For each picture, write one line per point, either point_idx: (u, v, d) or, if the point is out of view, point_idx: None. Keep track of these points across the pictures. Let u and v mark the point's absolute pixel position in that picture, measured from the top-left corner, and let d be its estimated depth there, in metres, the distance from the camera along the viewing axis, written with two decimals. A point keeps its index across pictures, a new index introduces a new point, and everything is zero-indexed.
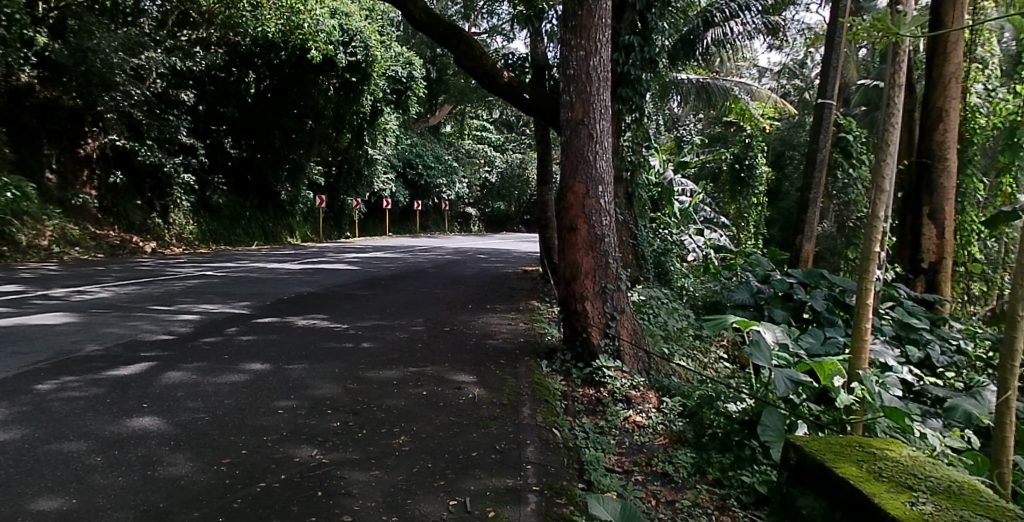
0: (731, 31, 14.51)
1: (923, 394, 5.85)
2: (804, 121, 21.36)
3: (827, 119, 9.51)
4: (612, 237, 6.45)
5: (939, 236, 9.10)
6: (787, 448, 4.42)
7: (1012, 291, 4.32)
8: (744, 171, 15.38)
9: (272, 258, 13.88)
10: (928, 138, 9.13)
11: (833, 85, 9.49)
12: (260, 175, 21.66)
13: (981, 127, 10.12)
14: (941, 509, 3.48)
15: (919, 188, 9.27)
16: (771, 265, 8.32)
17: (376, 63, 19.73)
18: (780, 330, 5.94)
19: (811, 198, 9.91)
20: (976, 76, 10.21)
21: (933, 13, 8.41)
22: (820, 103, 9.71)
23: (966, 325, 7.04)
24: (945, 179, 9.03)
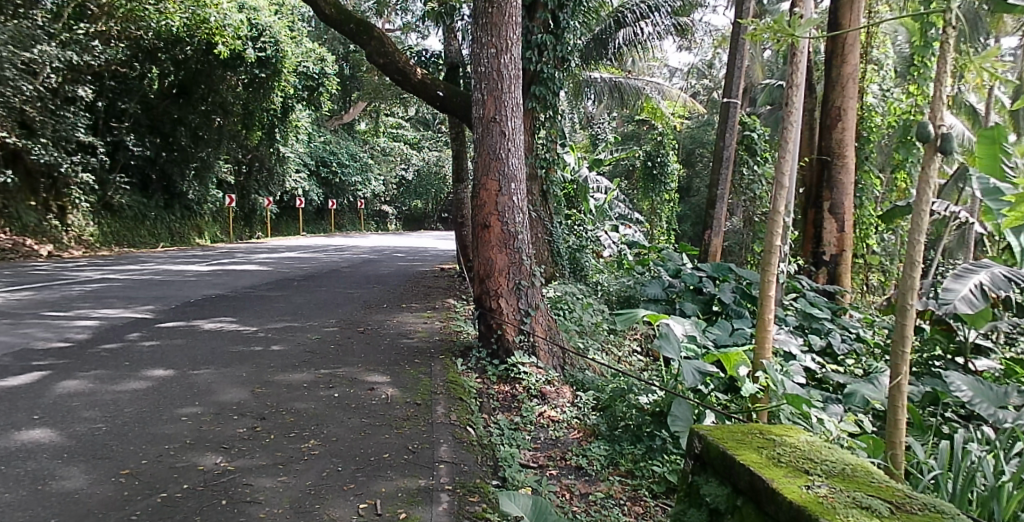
0: (642, 31, 14.85)
1: (825, 380, 6.05)
2: (714, 120, 22.22)
3: (732, 119, 9.75)
4: (526, 235, 6.48)
5: (839, 229, 9.47)
6: (692, 437, 4.63)
7: (900, 281, 4.52)
8: (656, 168, 15.53)
9: (180, 260, 13.36)
10: (827, 135, 9.46)
11: (737, 85, 9.73)
12: (166, 174, 20.82)
13: (877, 125, 10.35)
14: (835, 492, 3.76)
15: (820, 184, 9.61)
16: (683, 260, 8.53)
17: (287, 59, 19.16)
18: (688, 322, 6.04)
19: (718, 194, 10.18)
20: (871, 77, 10.63)
21: (831, 15, 8.70)
22: (725, 103, 9.86)
23: (864, 314, 7.34)
24: (844, 176, 9.39)
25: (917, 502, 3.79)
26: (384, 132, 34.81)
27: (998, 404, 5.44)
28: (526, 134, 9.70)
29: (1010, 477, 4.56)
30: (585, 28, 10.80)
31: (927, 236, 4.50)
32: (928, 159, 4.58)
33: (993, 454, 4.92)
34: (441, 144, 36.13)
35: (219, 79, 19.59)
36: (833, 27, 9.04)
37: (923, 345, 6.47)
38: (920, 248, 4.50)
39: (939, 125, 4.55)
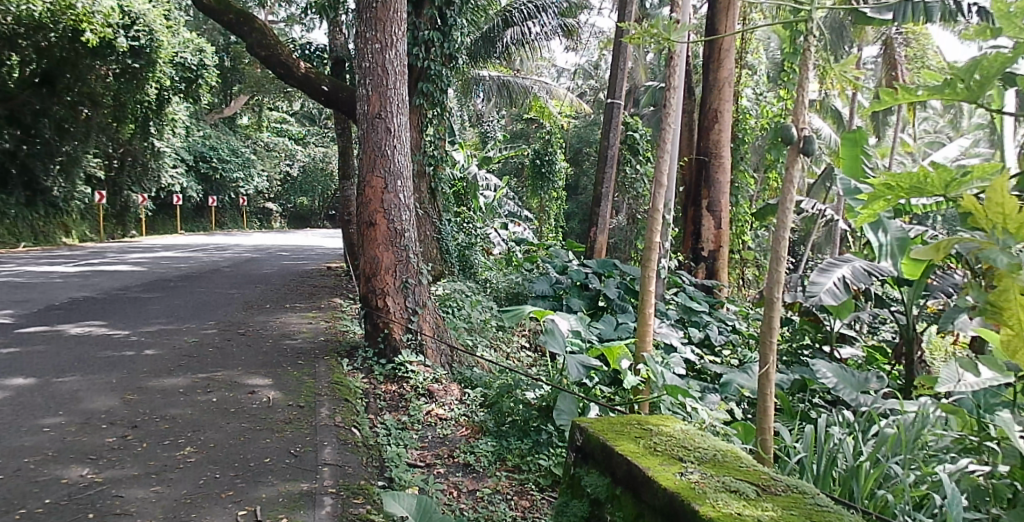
0: (529, 31, 15.41)
1: (703, 371, 6.29)
2: (598, 119, 22.92)
3: (615, 120, 10.04)
4: (413, 233, 6.44)
5: (716, 226, 9.93)
6: (574, 430, 4.79)
7: (768, 275, 4.74)
8: (543, 167, 15.71)
9: (42, 260, 12.44)
10: (706, 137, 9.85)
11: (621, 86, 10.00)
12: (27, 168, 19.25)
13: (750, 128, 10.88)
14: (706, 477, 4.04)
15: (699, 182, 10.02)
16: (569, 257, 8.70)
17: (161, 49, 18.76)
18: (573, 317, 6.12)
19: (603, 192, 10.43)
20: (745, 81, 11.12)
21: (709, 22, 9.06)
22: (609, 103, 10.10)
23: (739, 307, 7.70)
24: (721, 175, 9.80)
25: (780, 484, 4.10)
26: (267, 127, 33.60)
27: (860, 389, 5.76)
28: (414, 131, 9.62)
29: (867, 456, 4.85)
30: (472, 28, 10.87)
31: (790, 233, 4.75)
32: (791, 161, 4.86)
33: (853, 436, 5.16)
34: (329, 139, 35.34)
35: (87, 69, 18.65)
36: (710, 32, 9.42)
37: (794, 335, 6.79)
38: (786, 244, 4.73)
39: (802, 128, 4.84)
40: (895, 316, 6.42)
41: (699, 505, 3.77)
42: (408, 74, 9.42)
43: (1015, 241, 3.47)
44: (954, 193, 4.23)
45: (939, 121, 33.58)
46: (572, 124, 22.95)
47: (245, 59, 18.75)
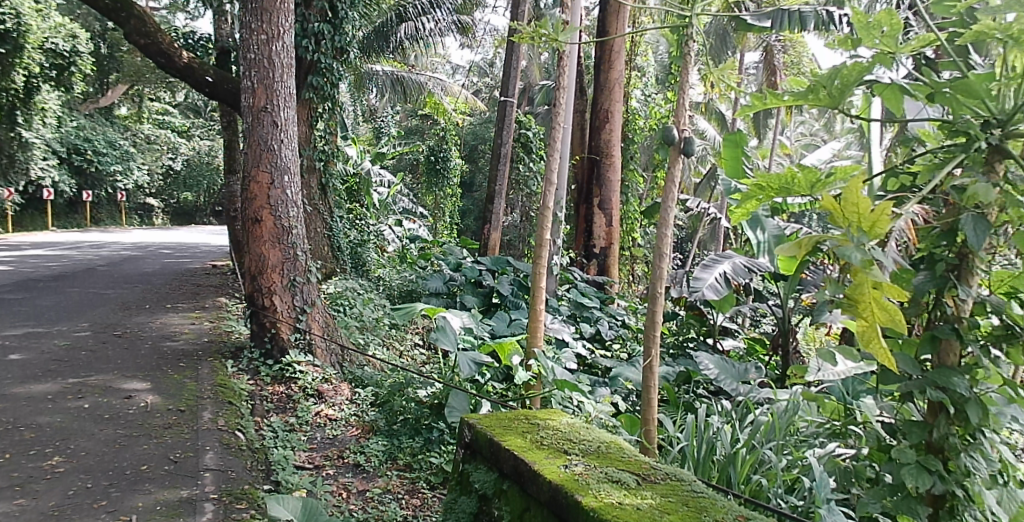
0: (423, 27, 16.22)
1: (594, 365, 6.45)
2: (493, 117, 23.14)
3: (509, 118, 10.18)
4: (301, 230, 6.37)
5: (607, 223, 10.16)
6: (463, 427, 4.87)
7: (651, 272, 4.93)
8: (438, 163, 15.91)
9: None
10: (597, 136, 10.09)
11: (514, 85, 10.16)
12: None
13: (640, 128, 11.25)
14: (589, 469, 4.17)
15: (591, 181, 10.22)
16: (463, 253, 8.67)
17: (31, 34, 17.69)
18: (467, 314, 6.12)
19: (497, 191, 10.52)
20: (634, 82, 11.46)
21: (601, 23, 9.23)
22: (502, 102, 10.26)
23: (628, 302, 7.92)
24: (611, 173, 10.07)
25: (660, 473, 4.28)
26: (150, 117, 31.97)
27: (740, 379, 5.99)
28: (303, 125, 9.49)
29: (742, 443, 5.09)
30: (363, 23, 10.83)
31: (672, 231, 4.97)
32: (673, 162, 5.06)
33: (731, 424, 5.40)
34: (213, 131, 34.04)
35: None
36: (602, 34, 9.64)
37: (680, 328, 7.05)
38: (668, 242, 4.93)
39: (682, 129, 5.05)
40: (773, 308, 6.76)
41: (582, 496, 3.89)
42: (297, 65, 9.16)
43: (868, 237, 3.71)
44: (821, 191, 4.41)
45: (811, 126, 35.82)
46: (468, 121, 23.09)
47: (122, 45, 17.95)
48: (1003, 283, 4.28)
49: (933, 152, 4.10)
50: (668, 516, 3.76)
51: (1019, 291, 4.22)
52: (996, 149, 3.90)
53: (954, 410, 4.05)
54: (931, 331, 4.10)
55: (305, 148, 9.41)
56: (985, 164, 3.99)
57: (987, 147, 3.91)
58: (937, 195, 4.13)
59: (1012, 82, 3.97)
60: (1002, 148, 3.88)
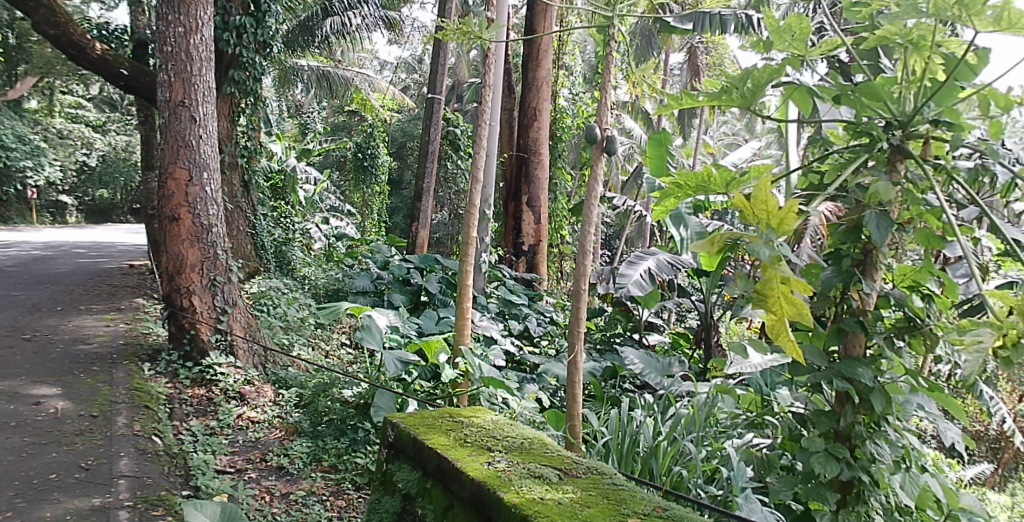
0: (349, 22, 16.34)
1: (522, 362, 6.51)
2: (422, 114, 23.11)
3: (436, 115, 10.21)
4: (221, 228, 6.41)
5: (536, 221, 10.25)
6: (386, 427, 4.89)
7: (575, 269, 5.00)
8: (366, 160, 16.15)
9: None
10: (525, 134, 10.15)
11: (441, 82, 10.25)
12: None
13: (568, 126, 11.43)
14: (510, 465, 4.22)
15: (519, 179, 10.28)
16: (391, 250, 8.59)
17: None
18: (393, 313, 6.09)
19: (425, 188, 10.57)
20: (562, 81, 11.61)
21: (528, 21, 9.32)
22: (429, 99, 10.27)
23: (556, 299, 8.00)
24: (539, 171, 10.14)
25: (581, 467, 4.35)
26: (63, 110, 30.49)
27: (664, 373, 6.11)
28: (224, 120, 9.32)
29: (664, 436, 5.19)
30: (286, 18, 10.68)
31: (595, 228, 5.04)
32: (595, 160, 5.11)
33: (653, 417, 5.49)
34: (130, 126, 32.85)
35: None
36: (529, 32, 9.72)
37: (608, 324, 7.16)
38: (591, 239, 5.01)
39: (604, 128, 5.12)
40: (696, 303, 6.92)
41: (503, 492, 3.93)
42: (218, 59, 9.06)
43: (777, 234, 3.84)
44: (734, 190, 4.52)
45: (735, 126, 36.94)
46: (396, 118, 22.92)
47: (31, 35, 17.19)
48: (905, 278, 4.41)
49: (839, 152, 4.22)
50: (587, 510, 3.83)
51: (920, 285, 4.38)
52: (897, 149, 4.03)
53: (859, 399, 4.19)
54: (837, 325, 4.22)
55: (227, 145, 9.28)
56: (888, 164, 4.10)
57: (889, 148, 4.05)
58: (844, 194, 4.27)
59: (912, 85, 4.11)
60: (903, 148, 4.02)
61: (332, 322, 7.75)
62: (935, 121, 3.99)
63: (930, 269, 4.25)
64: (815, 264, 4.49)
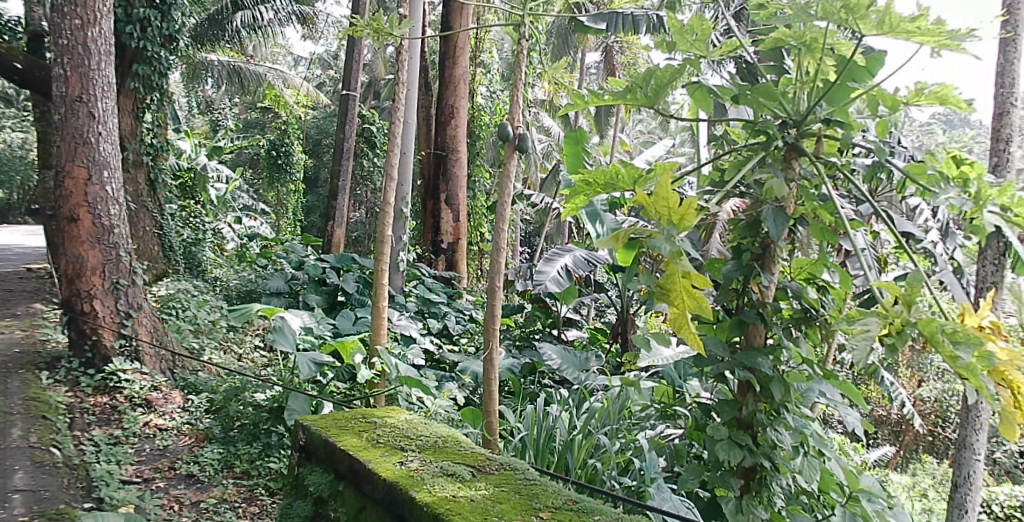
0: (261, 16, 17.13)
1: (442, 361, 6.50)
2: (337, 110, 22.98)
3: (350, 112, 10.78)
4: (124, 228, 6.40)
5: (454, 219, 10.28)
6: (297, 430, 4.83)
7: (490, 267, 4.97)
8: (280, 158, 16.47)
9: None
10: (443, 132, 10.16)
11: (354, 79, 10.78)
12: None
13: (485, 124, 11.60)
14: (423, 464, 4.22)
15: (437, 177, 10.27)
16: (307, 250, 8.46)
17: None
18: (307, 314, 6.01)
19: (340, 186, 11.12)
20: (478, 79, 11.74)
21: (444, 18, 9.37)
22: (344, 96, 10.81)
23: (475, 297, 8.03)
24: (458, 169, 10.18)
25: (494, 463, 4.37)
26: None
27: (581, 368, 6.19)
28: (127, 116, 9.17)
29: (579, 430, 5.24)
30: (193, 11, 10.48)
31: (509, 226, 5.04)
32: (508, 158, 5.11)
33: (568, 412, 5.54)
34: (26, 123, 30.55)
35: None
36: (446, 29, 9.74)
37: (527, 321, 7.22)
38: (505, 237, 5.01)
39: (517, 126, 5.13)
40: (612, 298, 7.04)
41: (416, 492, 3.91)
42: (121, 53, 9.00)
43: (678, 230, 3.93)
44: (644, 186, 4.58)
45: (648, 124, 38.06)
46: (310, 114, 22.60)
47: None
48: (802, 270, 4.60)
49: (738, 150, 4.35)
50: (500, 506, 3.84)
51: (815, 277, 4.57)
52: (792, 147, 4.18)
53: (760, 388, 4.33)
54: (739, 316, 4.35)
55: (129, 142, 9.10)
56: (785, 162, 4.23)
57: (784, 146, 4.18)
58: (743, 190, 4.41)
59: (805, 86, 4.24)
60: (797, 146, 4.16)
61: (245, 324, 7.60)
62: (826, 120, 4.16)
63: (824, 262, 4.48)
64: (718, 258, 4.63)
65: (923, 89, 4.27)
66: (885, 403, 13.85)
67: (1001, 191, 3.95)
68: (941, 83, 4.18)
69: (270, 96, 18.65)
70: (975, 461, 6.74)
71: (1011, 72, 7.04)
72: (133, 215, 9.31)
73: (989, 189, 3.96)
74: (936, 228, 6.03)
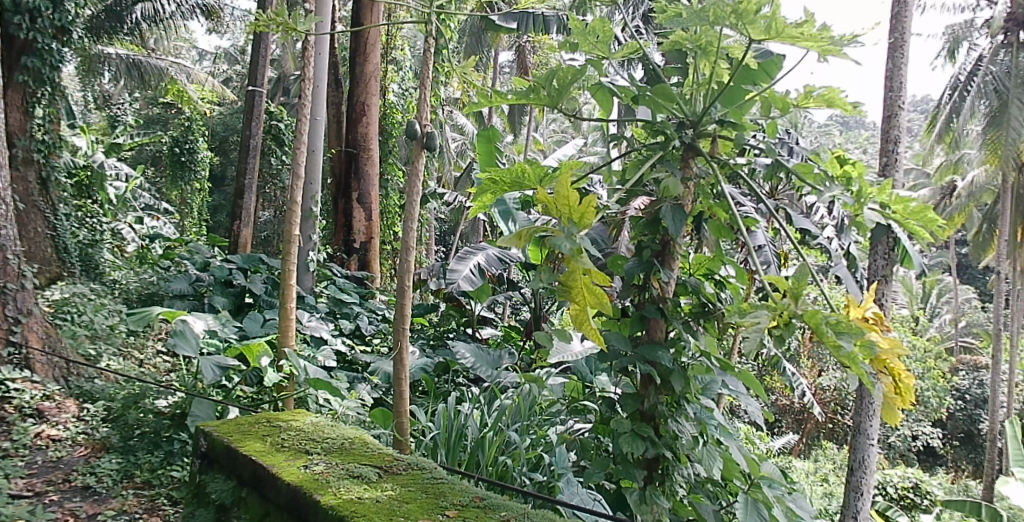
0: (163, 9, 16.65)
1: (354, 362, 6.42)
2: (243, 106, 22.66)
3: (257, 108, 10.65)
4: (11, 229, 6.12)
5: (367, 218, 10.17)
6: (198, 436, 4.69)
7: (399, 266, 4.89)
8: (184, 155, 16.10)
9: None
10: (354, 129, 10.04)
11: (260, 75, 10.65)
12: None
13: (398, 122, 11.59)
14: (329, 467, 4.17)
15: (348, 175, 10.13)
16: (212, 251, 8.23)
17: None
18: (211, 317, 5.84)
19: (246, 185, 10.97)
20: (390, 76, 11.73)
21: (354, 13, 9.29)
22: (250, 91, 10.66)
23: (387, 297, 7.97)
24: (370, 167, 10.09)
25: (402, 463, 4.34)
26: None
27: (494, 366, 6.20)
28: (16, 111, 8.81)
29: (490, 427, 5.24)
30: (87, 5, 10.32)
31: (418, 224, 4.99)
32: (415, 156, 5.07)
33: (479, 409, 5.55)
34: None
35: None
36: (356, 24, 9.63)
37: (442, 320, 7.27)
38: (413, 235, 4.96)
39: (424, 124, 5.10)
40: (524, 295, 7.14)
41: (320, 495, 3.86)
42: (9, 45, 8.75)
43: (579, 228, 3.98)
44: (549, 186, 4.63)
45: (562, 125, 38.62)
46: (214, 109, 22.02)
47: None
48: (700, 266, 4.77)
49: (637, 150, 4.47)
50: (406, 506, 3.82)
51: (712, 273, 4.75)
52: (689, 147, 4.32)
53: (661, 380, 4.45)
54: (641, 312, 4.46)
55: (18, 138, 8.72)
56: (683, 161, 4.35)
57: (681, 146, 4.32)
58: (643, 189, 4.52)
59: (700, 88, 4.38)
60: (693, 147, 4.30)
61: (147, 329, 7.32)
62: (721, 122, 4.32)
63: (721, 258, 4.65)
64: (621, 256, 4.74)
65: (811, 92, 4.45)
66: (784, 393, 14.58)
67: (882, 189, 4.20)
68: (828, 86, 4.36)
69: (173, 91, 18.04)
70: (869, 445, 7.12)
71: (898, 78, 7.42)
72: (21, 215, 8.90)
73: (871, 188, 4.21)
74: (831, 226, 6.32)
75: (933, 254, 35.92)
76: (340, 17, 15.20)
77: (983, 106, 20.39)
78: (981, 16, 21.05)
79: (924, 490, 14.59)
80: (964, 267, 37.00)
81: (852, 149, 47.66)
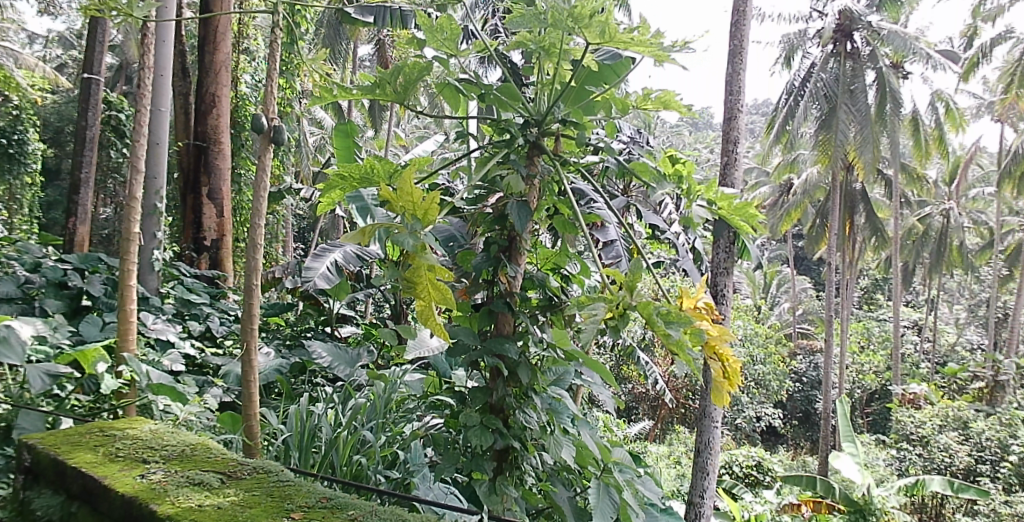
0: None
1: (203, 364, 6.20)
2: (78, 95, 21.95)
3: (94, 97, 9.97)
4: None
5: (219, 214, 9.78)
6: (20, 449, 4.35)
7: (248, 263, 4.60)
8: (14, 146, 15.94)
9: None
10: (204, 121, 9.63)
11: (97, 62, 9.98)
12: None
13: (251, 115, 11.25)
14: (167, 475, 3.99)
15: (198, 169, 9.70)
16: (43, 250, 7.67)
17: None
18: (40, 322, 5.43)
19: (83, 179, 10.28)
20: (241, 67, 11.37)
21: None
22: (86, 79, 9.96)
23: (239, 296, 7.72)
24: (221, 161, 9.73)
25: (246, 467, 4.22)
26: None
27: (351, 365, 6.16)
28: None
29: (344, 426, 5.14)
30: None
31: (266, 218, 4.76)
32: (262, 150, 4.89)
33: (332, 407, 5.46)
34: None
35: None
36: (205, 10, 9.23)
37: (299, 320, 7.15)
38: (261, 231, 4.71)
39: (271, 118, 4.92)
40: (382, 292, 7.14)
41: (157, 505, 3.69)
42: None
43: (422, 225, 3.99)
44: (395, 182, 4.58)
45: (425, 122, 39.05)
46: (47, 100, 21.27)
47: None
48: (547, 261, 4.90)
49: (483, 148, 4.50)
50: (250, 510, 3.72)
51: (558, 267, 4.90)
52: (534, 145, 4.42)
53: (508, 373, 4.54)
54: (488, 307, 4.53)
55: None
56: (528, 159, 4.45)
57: (526, 143, 4.41)
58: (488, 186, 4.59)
59: (546, 88, 4.47)
60: (537, 145, 4.41)
61: None
62: (564, 121, 4.43)
63: (566, 253, 4.82)
64: (471, 253, 4.81)
65: (648, 94, 4.67)
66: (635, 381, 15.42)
67: (709, 187, 4.53)
68: (663, 89, 4.59)
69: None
70: (714, 427, 7.61)
71: (736, 82, 7.92)
72: None
73: (698, 186, 4.55)
74: (675, 222, 6.68)
75: (775, 246, 38.92)
76: (187, 3, 14.50)
77: (814, 110, 22.20)
78: (813, 27, 22.89)
79: (765, 467, 15.83)
80: (802, 258, 40.40)
81: (701, 150, 50.84)
